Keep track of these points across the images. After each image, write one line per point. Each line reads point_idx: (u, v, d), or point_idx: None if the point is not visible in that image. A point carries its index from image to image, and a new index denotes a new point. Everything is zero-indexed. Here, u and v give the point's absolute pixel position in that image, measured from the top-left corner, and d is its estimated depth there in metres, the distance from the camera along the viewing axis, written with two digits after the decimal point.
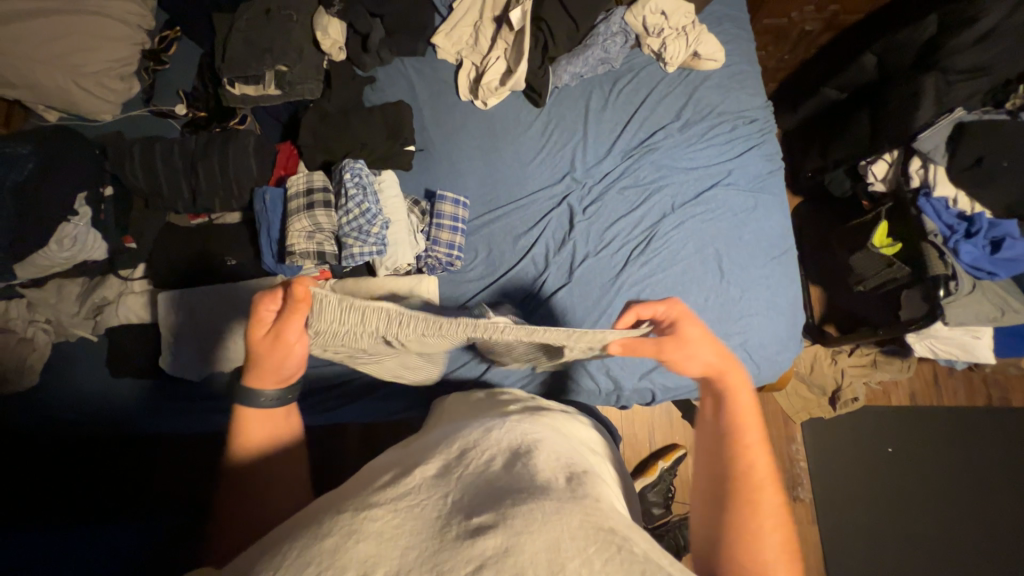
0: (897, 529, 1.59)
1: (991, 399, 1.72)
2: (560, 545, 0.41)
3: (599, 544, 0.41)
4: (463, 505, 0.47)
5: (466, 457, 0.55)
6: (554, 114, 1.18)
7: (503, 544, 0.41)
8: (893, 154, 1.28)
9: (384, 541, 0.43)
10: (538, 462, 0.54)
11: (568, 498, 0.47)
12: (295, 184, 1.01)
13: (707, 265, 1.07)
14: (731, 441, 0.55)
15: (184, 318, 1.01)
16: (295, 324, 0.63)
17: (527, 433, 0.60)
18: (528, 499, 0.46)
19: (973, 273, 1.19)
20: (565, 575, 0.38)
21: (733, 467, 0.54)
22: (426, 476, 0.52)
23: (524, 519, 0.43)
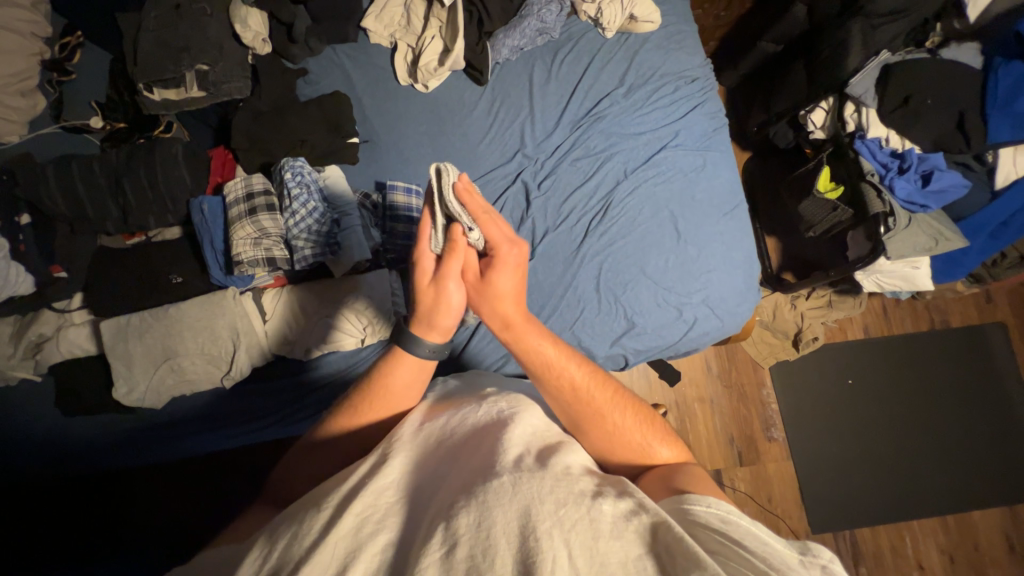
0: (861, 452, 1.72)
1: (934, 323, 1.84)
2: (531, 511, 0.41)
3: (569, 505, 0.42)
4: (442, 497, 0.46)
5: (442, 448, 0.55)
6: (498, 91, 1.16)
7: (476, 520, 0.41)
8: (829, 101, 1.32)
9: (365, 532, 0.44)
10: (511, 432, 0.53)
11: (540, 468, 0.47)
12: (232, 191, 0.96)
13: (664, 228, 1.08)
14: (553, 380, 0.62)
15: (133, 345, 0.95)
16: (457, 266, 0.63)
17: (500, 406, 0.59)
18: (499, 475, 0.45)
19: (908, 207, 1.26)
20: (537, 536, 0.39)
21: (570, 403, 0.62)
22: (404, 471, 0.52)
23: (494, 494, 0.44)
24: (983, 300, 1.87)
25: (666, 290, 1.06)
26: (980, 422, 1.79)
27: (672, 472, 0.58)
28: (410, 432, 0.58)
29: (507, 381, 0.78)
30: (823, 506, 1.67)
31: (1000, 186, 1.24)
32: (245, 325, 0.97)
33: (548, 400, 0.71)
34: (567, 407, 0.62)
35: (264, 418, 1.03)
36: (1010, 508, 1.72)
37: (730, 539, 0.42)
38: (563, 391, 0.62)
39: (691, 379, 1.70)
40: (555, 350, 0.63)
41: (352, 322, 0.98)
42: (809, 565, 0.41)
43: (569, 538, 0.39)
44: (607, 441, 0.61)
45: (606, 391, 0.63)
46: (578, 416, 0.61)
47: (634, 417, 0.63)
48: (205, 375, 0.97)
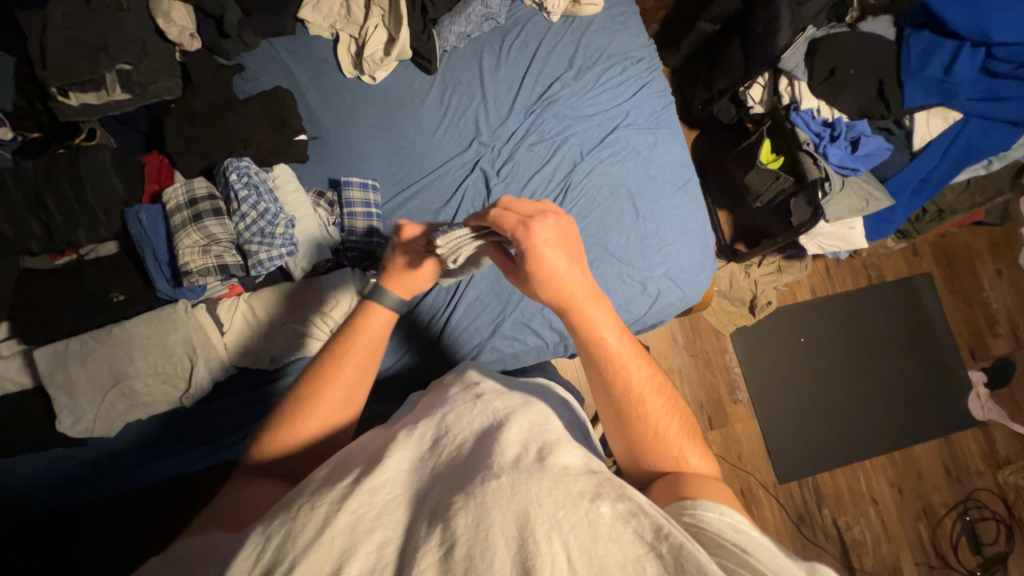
0: (816, 404, 1.86)
1: (872, 279, 2.00)
2: (529, 512, 0.42)
3: (569, 507, 0.43)
4: (436, 494, 0.47)
5: (435, 446, 0.54)
6: (448, 79, 1.14)
7: (473, 520, 0.42)
8: (764, 77, 1.41)
9: (359, 532, 0.43)
10: (510, 429, 0.53)
11: (539, 466, 0.48)
12: (173, 198, 0.89)
13: (622, 206, 1.11)
14: (608, 369, 0.62)
15: (76, 371, 0.87)
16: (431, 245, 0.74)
17: (497, 407, 0.59)
18: (498, 476, 0.46)
19: (840, 172, 1.35)
20: (535, 539, 0.40)
21: (619, 394, 0.62)
22: (403, 471, 0.51)
23: (492, 494, 0.44)
24: (911, 254, 2.05)
25: (629, 265, 1.09)
26: (915, 365, 1.97)
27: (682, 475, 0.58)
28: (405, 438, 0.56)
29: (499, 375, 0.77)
30: (787, 458, 1.79)
31: (918, 146, 1.34)
32: (202, 339, 0.92)
33: (547, 395, 0.71)
34: (613, 395, 0.63)
35: (231, 434, 0.98)
36: (945, 439, 1.91)
37: (739, 549, 0.44)
38: (610, 361, 0.62)
39: (659, 351, 1.78)
40: (617, 344, 0.63)
41: (312, 323, 0.94)
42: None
43: (568, 543, 0.40)
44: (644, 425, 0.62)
45: (658, 394, 0.63)
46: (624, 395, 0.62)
47: (677, 426, 0.63)
48: (163, 397, 0.91)
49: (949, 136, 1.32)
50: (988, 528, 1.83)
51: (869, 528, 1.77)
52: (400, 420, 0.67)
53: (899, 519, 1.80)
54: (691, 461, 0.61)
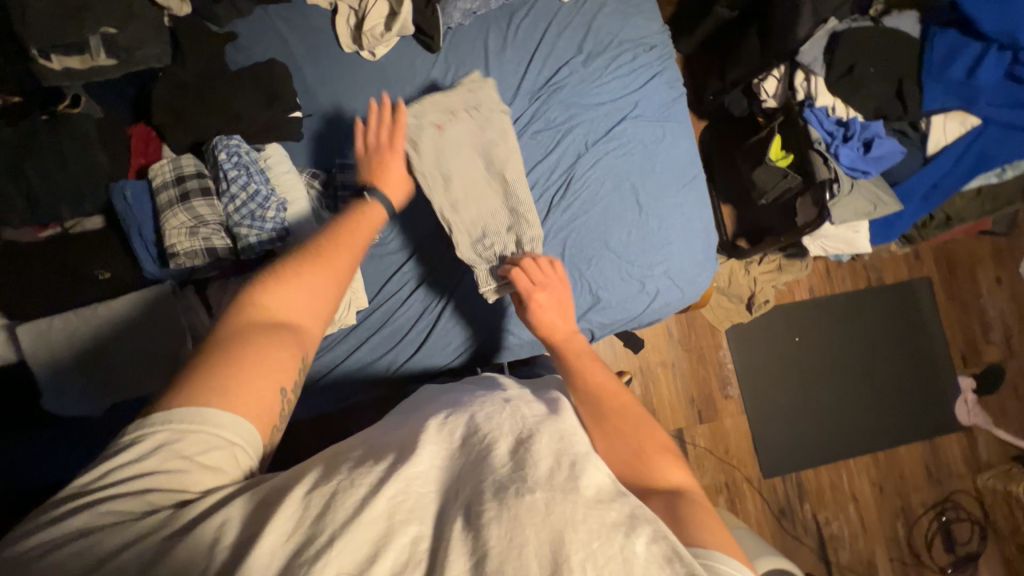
0: (805, 402, 1.87)
1: (871, 281, 1.99)
2: (563, 539, 0.43)
3: (604, 539, 0.44)
4: (468, 492, 0.48)
5: (468, 442, 0.54)
6: (452, 58, 1.09)
7: (507, 533, 0.44)
8: (780, 69, 1.35)
9: (397, 520, 0.45)
10: (542, 440, 0.53)
11: (574, 488, 0.48)
12: (159, 174, 0.85)
13: (626, 202, 1.08)
14: (591, 392, 0.67)
15: (61, 350, 0.86)
16: None
17: (527, 412, 0.59)
18: (533, 491, 0.47)
19: (851, 174, 1.32)
20: (568, 566, 0.42)
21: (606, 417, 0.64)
22: (438, 468, 0.52)
23: (527, 511, 0.45)
24: (912, 258, 2.03)
25: (629, 263, 1.07)
26: (906, 367, 1.98)
27: (673, 495, 0.58)
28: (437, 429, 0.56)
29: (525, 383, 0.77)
30: (772, 454, 1.81)
31: (931, 151, 1.31)
32: (192, 322, 0.90)
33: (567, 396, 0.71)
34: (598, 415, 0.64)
35: None
36: (929, 443, 1.94)
37: None
38: (598, 388, 0.67)
39: (653, 344, 1.77)
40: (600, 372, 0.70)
41: None
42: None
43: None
44: (630, 433, 0.63)
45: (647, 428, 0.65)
46: (608, 405, 0.65)
47: (670, 463, 0.62)
48: (147, 379, 0.89)
49: (965, 142, 1.29)
50: (962, 528, 1.88)
51: (847, 524, 1.82)
52: (421, 407, 0.68)
53: (877, 517, 1.84)
54: (674, 477, 0.61)
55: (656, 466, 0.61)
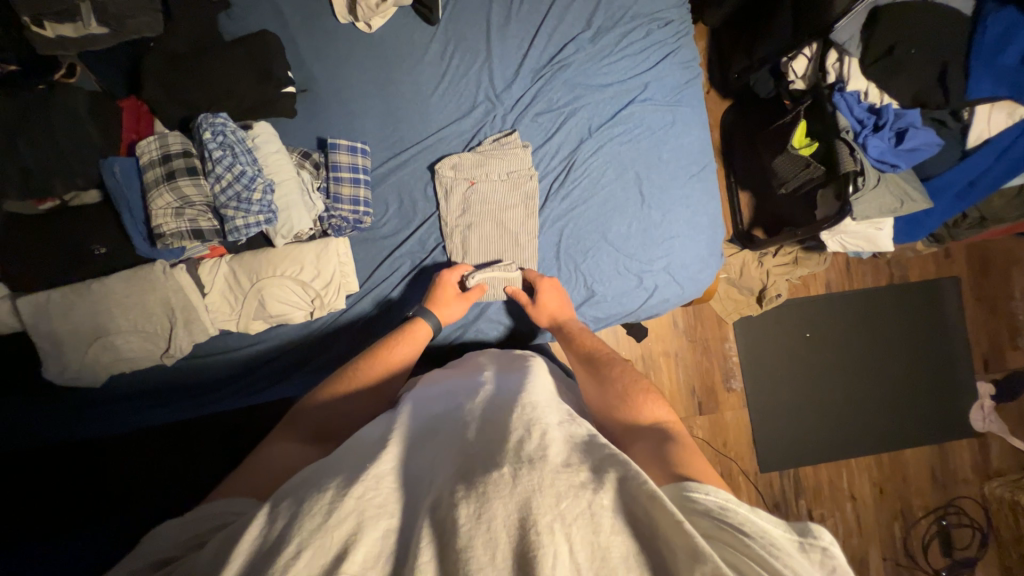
0: (811, 400, 1.83)
1: (893, 279, 1.89)
2: (531, 502, 0.43)
3: (569, 498, 0.44)
4: (438, 482, 0.48)
5: (440, 436, 0.58)
6: (451, 32, 1.03)
7: (476, 510, 0.43)
8: (812, 48, 1.25)
9: (366, 515, 0.44)
10: (510, 418, 0.56)
11: (541, 457, 0.49)
12: (146, 152, 0.84)
13: (629, 191, 1.03)
14: (600, 376, 0.78)
15: (59, 322, 0.87)
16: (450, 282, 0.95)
17: (500, 400, 0.62)
18: (501, 466, 0.47)
19: (878, 167, 1.22)
20: (538, 531, 0.41)
21: (613, 394, 0.74)
22: (401, 461, 0.52)
23: (494, 486, 0.45)
24: (942, 256, 1.92)
25: (627, 257, 1.03)
26: (921, 369, 1.91)
27: (660, 430, 0.65)
28: (408, 425, 0.60)
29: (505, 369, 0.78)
30: (771, 449, 1.79)
31: (971, 145, 1.21)
32: (182, 300, 0.91)
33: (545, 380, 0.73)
34: (607, 390, 0.75)
35: (219, 389, 1.01)
36: (939, 446, 1.89)
37: (739, 545, 0.43)
38: (608, 370, 0.79)
39: (657, 334, 1.74)
40: (610, 360, 0.82)
41: (296, 292, 0.94)
42: (809, 548, 0.45)
43: (571, 535, 0.42)
44: (617, 380, 0.75)
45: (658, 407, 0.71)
46: (597, 359, 0.82)
47: (678, 437, 0.63)
48: (145, 353, 0.91)
49: (1012, 134, 1.18)
50: (963, 532, 1.85)
51: (843, 521, 1.80)
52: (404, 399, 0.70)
53: (875, 516, 1.81)
54: (660, 413, 0.69)
55: (641, 404, 0.70)
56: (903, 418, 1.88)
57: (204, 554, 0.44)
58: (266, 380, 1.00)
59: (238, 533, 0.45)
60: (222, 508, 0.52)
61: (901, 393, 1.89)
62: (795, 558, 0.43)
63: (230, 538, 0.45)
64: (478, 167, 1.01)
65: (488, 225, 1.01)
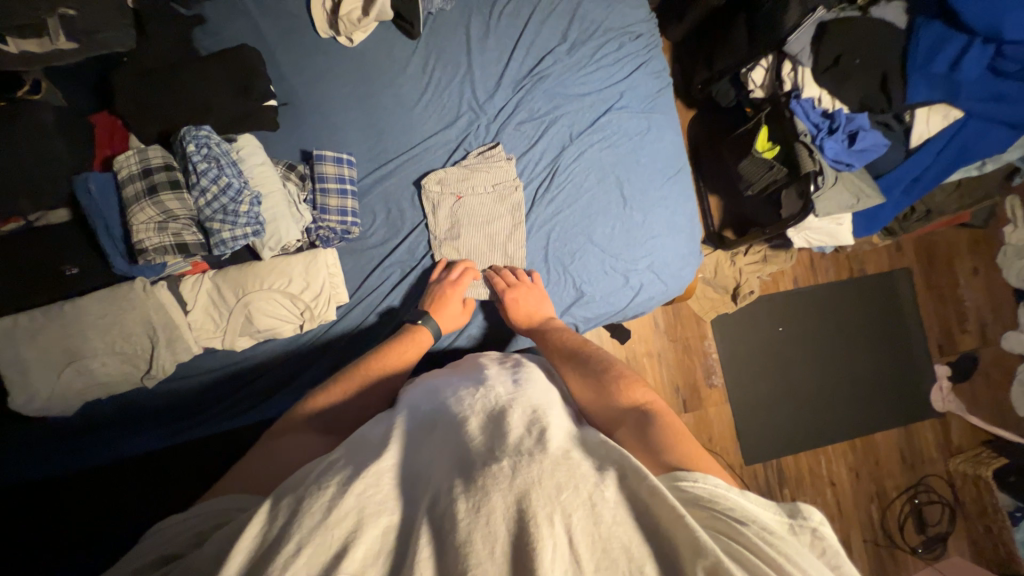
0: (787, 391, 1.91)
1: (853, 273, 2.02)
2: (530, 495, 0.44)
3: (569, 490, 0.45)
4: (437, 477, 0.49)
5: (440, 431, 0.58)
6: (432, 46, 1.06)
7: (475, 504, 0.44)
8: (768, 60, 1.34)
9: (367, 513, 0.44)
10: (512, 414, 0.58)
11: (540, 450, 0.50)
12: (125, 166, 0.82)
13: (610, 194, 1.07)
14: (583, 368, 0.78)
15: (25, 349, 0.82)
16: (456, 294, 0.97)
17: (500, 394, 0.64)
18: (499, 459, 0.48)
19: (835, 166, 1.32)
20: (535, 522, 0.41)
21: (597, 387, 0.73)
22: (399, 458, 0.52)
23: (493, 479, 0.46)
24: (894, 250, 2.06)
25: (613, 257, 1.06)
26: (885, 357, 2.03)
27: (642, 412, 0.66)
28: (406, 422, 0.60)
29: (503, 364, 0.79)
30: (754, 441, 1.85)
31: (914, 144, 1.32)
32: (163, 318, 0.88)
33: (539, 375, 0.75)
34: (592, 384, 0.74)
35: (202, 411, 0.97)
36: (905, 428, 2.00)
37: (721, 526, 0.45)
38: (591, 362, 0.78)
39: (640, 335, 1.78)
40: (592, 353, 0.82)
41: (284, 304, 0.92)
42: (799, 528, 0.47)
43: (571, 525, 0.42)
44: (599, 372, 0.75)
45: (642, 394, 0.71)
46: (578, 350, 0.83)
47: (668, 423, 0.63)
48: (121, 376, 0.87)
49: (947, 135, 1.30)
50: (933, 510, 1.95)
51: (825, 507, 1.87)
52: (402, 401, 0.70)
53: (853, 500, 1.89)
54: (643, 397, 0.70)
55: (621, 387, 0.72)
56: (871, 404, 1.98)
57: (194, 566, 0.43)
58: (253, 398, 0.97)
59: (229, 543, 0.44)
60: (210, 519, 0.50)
61: (867, 379, 2.00)
62: (788, 540, 0.45)
63: (217, 546, 0.44)
64: (463, 180, 1.03)
65: (478, 236, 1.03)
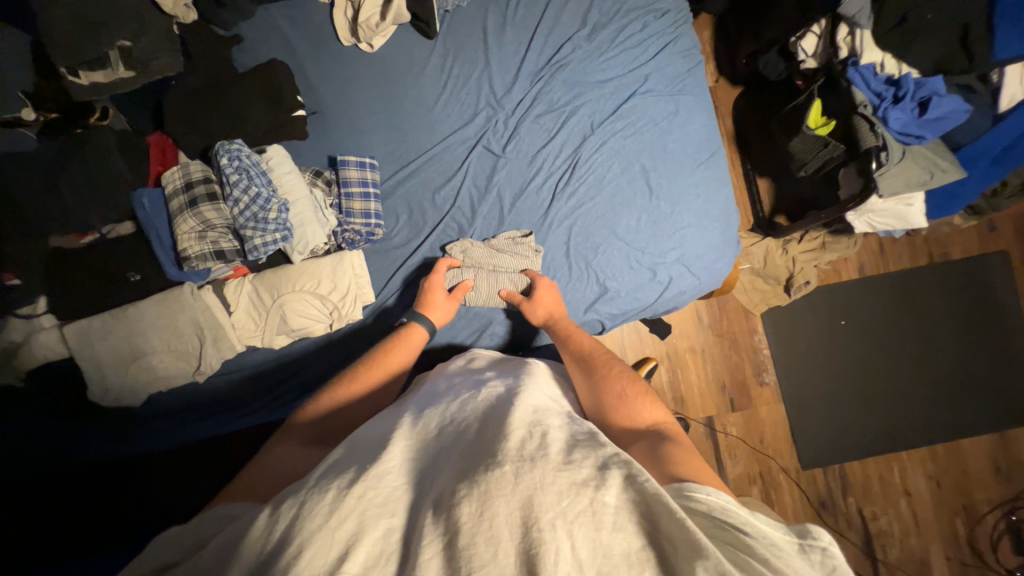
0: (850, 390, 1.74)
1: (933, 258, 1.79)
2: (534, 501, 0.43)
3: (571, 496, 0.44)
4: (440, 480, 0.49)
5: (446, 428, 0.59)
6: (450, 44, 1.06)
7: (478, 509, 0.43)
8: (821, 25, 1.20)
9: (368, 515, 0.45)
10: (514, 416, 0.56)
11: (543, 455, 0.48)
12: (171, 182, 0.90)
13: (635, 184, 1.02)
14: (596, 377, 0.76)
15: (101, 345, 0.93)
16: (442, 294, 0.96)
17: (502, 395, 0.64)
18: (501, 464, 0.47)
19: (902, 139, 1.16)
20: (539, 528, 0.41)
21: (610, 403, 0.71)
22: (406, 459, 0.53)
23: (496, 483, 0.45)
24: (985, 229, 1.80)
25: (639, 250, 1.02)
26: (974, 353, 1.78)
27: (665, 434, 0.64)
28: (414, 422, 0.61)
29: (515, 366, 0.78)
30: (812, 444, 1.70)
31: (1003, 108, 1.14)
32: (209, 319, 0.95)
33: (541, 379, 0.74)
34: (602, 401, 0.72)
35: (252, 404, 1.05)
36: (1000, 434, 1.75)
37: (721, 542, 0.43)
38: (602, 374, 0.76)
39: (681, 329, 1.69)
40: (607, 362, 0.79)
41: (313, 304, 0.97)
42: (809, 548, 0.45)
43: (572, 531, 0.42)
44: (614, 384, 0.73)
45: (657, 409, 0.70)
46: (591, 358, 0.80)
47: (681, 448, 0.60)
48: (177, 370, 0.96)
49: None
50: None
51: (898, 519, 1.68)
52: (406, 402, 0.72)
53: (934, 513, 1.69)
54: (658, 415, 0.69)
55: (638, 408, 0.69)
56: (955, 406, 1.75)
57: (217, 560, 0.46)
58: (295, 390, 1.04)
59: (245, 537, 0.46)
60: (227, 513, 0.54)
61: (951, 378, 1.77)
62: (792, 563, 0.42)
63: (236, 542, 0.47)
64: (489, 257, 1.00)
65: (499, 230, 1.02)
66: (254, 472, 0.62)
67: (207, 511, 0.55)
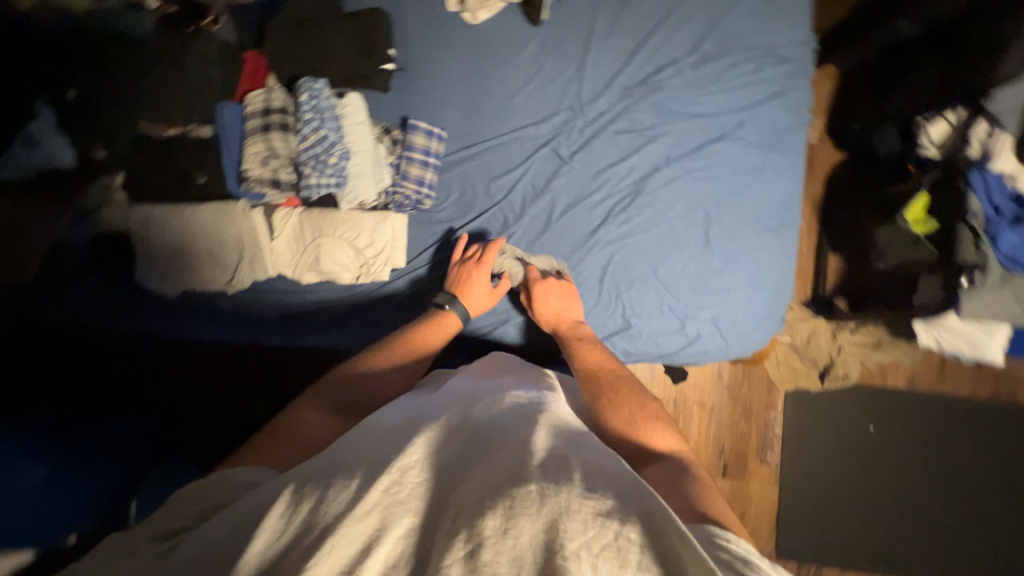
0: (854, 498, 1.63)
1: (995, 393, 1.62)
2: (561, 525, 0.43)
3: (597, 527, 0.44)
4: (465, 488, 0.48)
5: (467, 434, 0.58)
6: (552, 35, 1.02)
7: (502, 524, 0.43)
8: (958, 113, 1.07)
9: (394, 512, 0.45)
10: (536, 436, 0.56)
11: (569, 480, 0.49)
12: (253, 103, 0.98)
13: (693, 230, 0.98)
14: (610, 394, 0.77)
15: (155, 233, 1.00)
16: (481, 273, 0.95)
17: (522, 410, 0.63)
18: (529, 483, 0.47)
19: (1009, 265, 1.03)
20: (563, 557, 0.41)
21: (620, 425, 0.72)
22: (429, 460, 0.52)
23: (522, 501, 0.45)
24: None
25: (674, 297, 0.98)
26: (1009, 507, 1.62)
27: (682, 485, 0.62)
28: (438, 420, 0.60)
29: (541, 381, 0.78)
30: (796, 538, 1.62)
31: None
32: (251, 238, 1.01)
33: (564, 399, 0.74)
34: (608, 423, 0.73)
35: (268, 327, 1.06)
36: None
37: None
38: (616, 394, 0.77)
39: (696, 382, 1.62)
40: (621, 380, 0.81)
41: (348, 253, 1.01)
42: None
43: (597, 564, 0.41)
44: (628, 408, 0.74)
45: (667, 439, 0.72)
46: (603, 377, 0.81)
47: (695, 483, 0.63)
48: (210, 273, 1.02)
49: None
50: None
51: None
52: (427, 395, 0.73)
53: None
54: (671, 445, 0.71)
55: (650, 434, 0.71)
56: (965, 553, 1.61)
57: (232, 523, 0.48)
58: (313, 321, 1.06)
59: (266, 509, 0.48)
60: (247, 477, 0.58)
61: (972, 523, 1.62)
62: None
63: (254, 512, 0.48)
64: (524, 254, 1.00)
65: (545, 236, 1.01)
66: (276, 437, 0.67)
67: (226, 473, 0.58)
